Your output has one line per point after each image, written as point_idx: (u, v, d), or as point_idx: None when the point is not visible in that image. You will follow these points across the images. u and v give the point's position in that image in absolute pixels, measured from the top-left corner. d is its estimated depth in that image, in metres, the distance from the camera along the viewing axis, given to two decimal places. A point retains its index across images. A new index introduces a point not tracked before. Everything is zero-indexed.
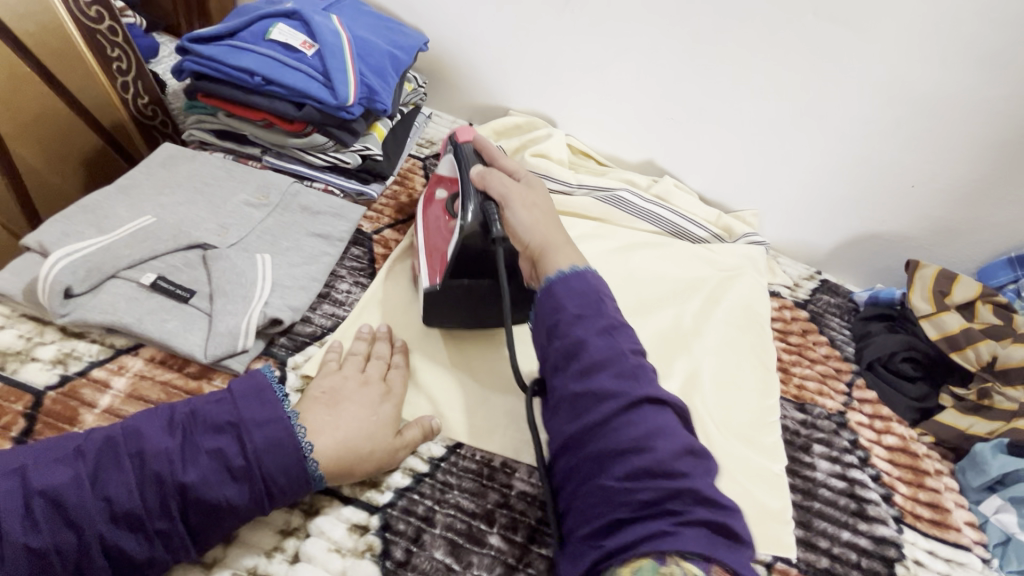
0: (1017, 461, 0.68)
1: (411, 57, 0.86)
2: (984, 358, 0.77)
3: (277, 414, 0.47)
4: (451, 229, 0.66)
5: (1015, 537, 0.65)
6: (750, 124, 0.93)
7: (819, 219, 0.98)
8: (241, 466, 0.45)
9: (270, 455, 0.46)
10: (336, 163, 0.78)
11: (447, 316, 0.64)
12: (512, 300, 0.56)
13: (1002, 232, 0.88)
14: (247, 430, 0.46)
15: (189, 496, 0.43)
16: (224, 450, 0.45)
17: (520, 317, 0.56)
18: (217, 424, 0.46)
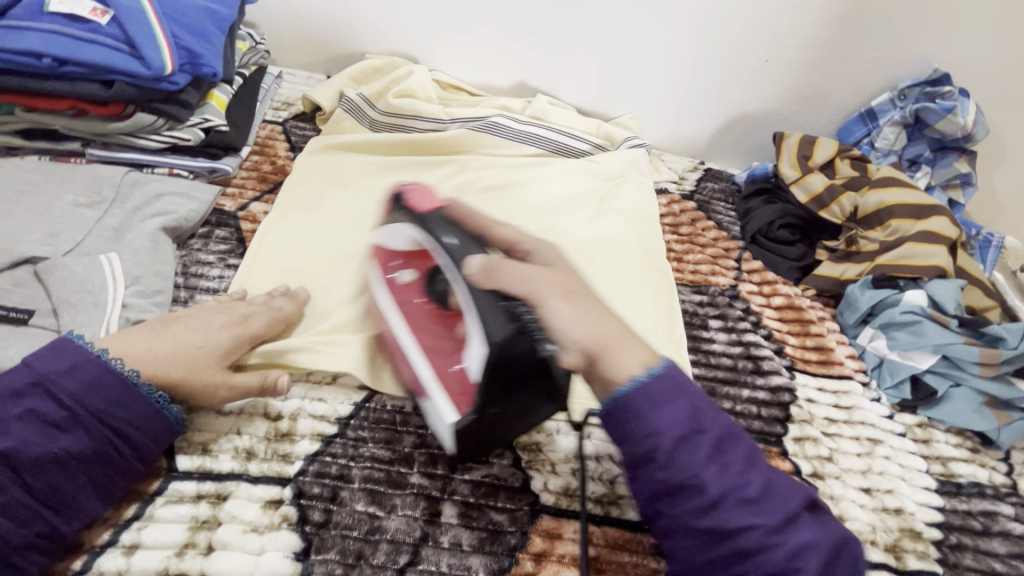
0: (882, 292, 0.75)
1: (233, 9, 0.77)
2: (847, 210, 0.84)
3: (81, 358, 0.46)
4: (407, 283, 0.58)
5: (886, 358, 0.72)
6: (609, 24, 0.91)
7: (694, 111, 1.00)
8: (65, 416, 0.44)
9: (92, 394, 0.45)
10: (176, 142, 0.71)
11: (421, 374, 0.54)
12: (485, 331, 0.46)
13: (852, 91, 0.94)
14: (56, 382, 0.44)
15: (22, 463, 0.41)
16: (37, 409, 0.43)
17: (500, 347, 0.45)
18: (24, 391, 0.43)
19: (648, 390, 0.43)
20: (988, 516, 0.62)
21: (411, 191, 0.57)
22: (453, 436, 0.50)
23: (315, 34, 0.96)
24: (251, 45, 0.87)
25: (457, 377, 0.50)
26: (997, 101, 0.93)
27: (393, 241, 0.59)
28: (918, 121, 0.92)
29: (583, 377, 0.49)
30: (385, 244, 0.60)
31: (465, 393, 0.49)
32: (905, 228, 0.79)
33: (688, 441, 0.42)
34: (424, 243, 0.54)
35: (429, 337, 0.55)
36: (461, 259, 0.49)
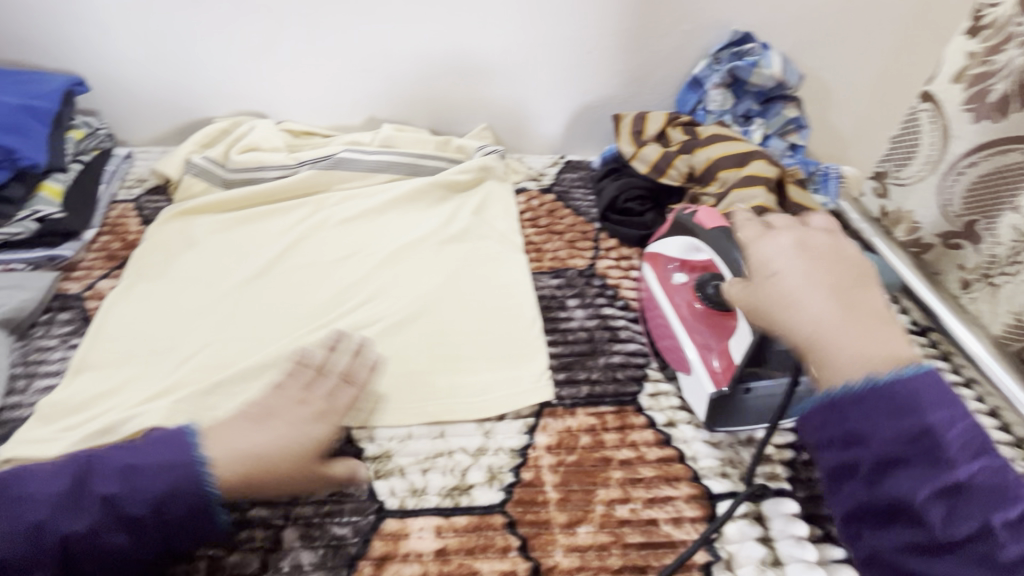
0: None
1: (56, 102, 0.79)
2: (684, 171, 0.89)
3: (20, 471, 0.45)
4: (680, 283, 0.70)
5: None
6: (434, 47, 0.94)
7: (542, 111, 1.05)
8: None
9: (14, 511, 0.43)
10: (7, 239, 0.72)
11: (686, 356, 0.64)
12: None
13: (675, 64, 1.00)
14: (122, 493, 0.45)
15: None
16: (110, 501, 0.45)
17: (766, 335, 0.55)
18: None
19: (889, 389, 0.36)
20: None
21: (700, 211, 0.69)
22: (709, 402, 0.60)
23: (161, 110, 0.98)
24: (89, 131, 0.89)
25: (722, 360, 0.61)
26: (804, 49, 1.00)
27: (674, 248, 0.72)
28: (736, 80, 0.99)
29: (780, 341, 0.56)
30: (665, 249, 0.73)
31: (728, 372, 0.60)
32: (732, 177, 0.84)
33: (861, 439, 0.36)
34: (704, 248, 0.67)
35: (698, 332, 0.65)
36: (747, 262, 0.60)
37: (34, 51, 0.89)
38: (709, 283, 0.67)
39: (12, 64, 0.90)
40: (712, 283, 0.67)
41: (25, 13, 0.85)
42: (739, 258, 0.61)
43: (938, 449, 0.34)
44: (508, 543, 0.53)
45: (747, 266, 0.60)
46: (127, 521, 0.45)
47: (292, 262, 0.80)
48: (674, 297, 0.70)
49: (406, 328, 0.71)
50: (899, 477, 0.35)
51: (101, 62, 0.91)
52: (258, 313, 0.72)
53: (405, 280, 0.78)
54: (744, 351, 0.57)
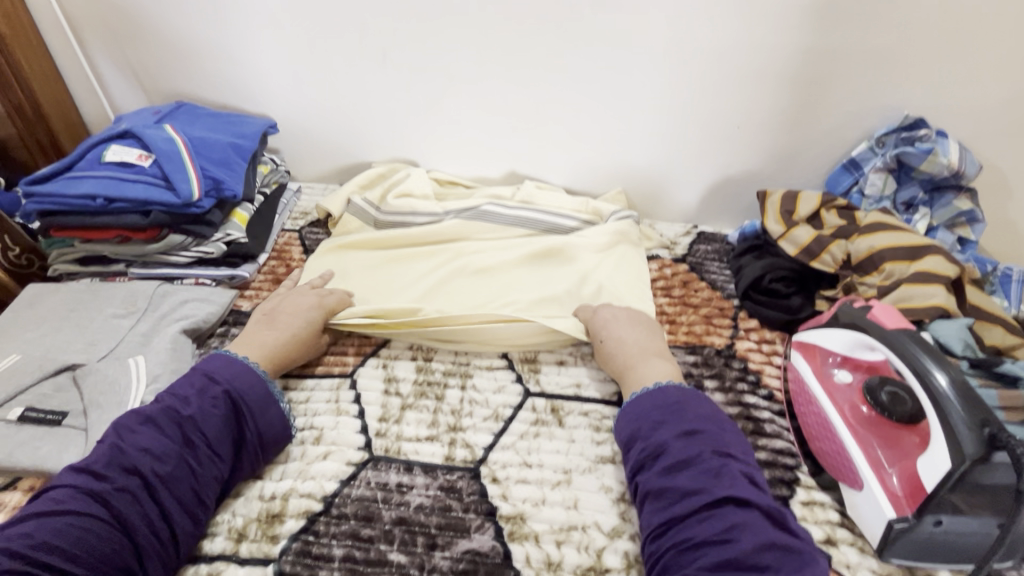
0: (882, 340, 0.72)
1: (256, 142, 0.90)
2: (839, 258, 0.83)
3: (233, 361, 0.61)
4: (844, 383, 0.66)
5: None
6: (582, 113, 0.98)
7: (680, 179, 1.04)
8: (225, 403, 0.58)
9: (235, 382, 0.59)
10: (201, 256, 0.81)
11: (855, 468, 0.59)
12: (957, 439, 0.50)
13: (831, 145, 0.96)
14: (214, 379, 0.59)
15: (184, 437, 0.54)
16: (207, 400, 0.57)
17: (967, 462, 0.49)
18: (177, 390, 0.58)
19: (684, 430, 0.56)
20: None
21: (875, 307, 0.64)
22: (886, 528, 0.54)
23: (328, 153, 1.10)
24: (272, 167, 1.00)
25: (904, 481, 0.55)
26: (984, 138, 0.92)
27: (837, 343, 0.66)
28: (901, 165, 0.93)
29: (989, 470, 0.49)
30: (825, 342, 0.68)
31: (913, 496, 0.53)
32: (900, 270, 0.77)
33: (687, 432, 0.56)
34: (878, 349, 0.61)
35: (870, 442, 0.60)
36: (937, 370, 0.54)
37: (240, 97, 1.03)
38: (881, 389, 0.62)
39: (221, 106, 1.05)
40: (886, 390, 0.62)
41: (241, 65, 1.00)
42: (925, 362, 0.55)
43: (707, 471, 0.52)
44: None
45: (937, 373, 0.54)
46: (219, 407, 0.57)
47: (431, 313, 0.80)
48: (838, 397, 0.65)
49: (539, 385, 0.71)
50: (698, 463, 0.53)
51: (290, 109, 1.04)
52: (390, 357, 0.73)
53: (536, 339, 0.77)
54: (938, 478, 0.51)
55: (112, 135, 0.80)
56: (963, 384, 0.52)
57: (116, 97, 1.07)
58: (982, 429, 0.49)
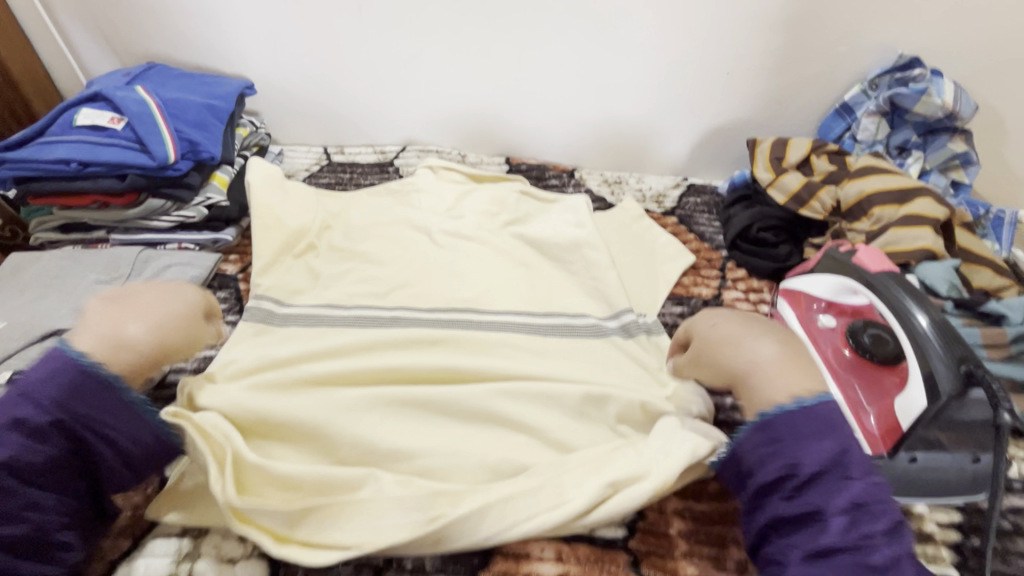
0: None
1: (232, 102, 0.87)
2: (829, 204, 0.82)
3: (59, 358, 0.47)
4: (828, 327, 0.66)
5: None
6: (568, 64, 0.94)
7: (669, 130, 1.02)
8: (47, 421, 0.44)
9: (72, 397, 0.46)
10: (183, 220, 0.80)
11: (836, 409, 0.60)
12: (934, 378, 0.50)
13: (823, 89, 0.93)
14: (36, 391, 0.45)
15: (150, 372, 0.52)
16: (24, 418, 0.44)
17: (943, 401, 0.49)
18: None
19: (808, 414, 0.46)
20: (1018, 514, 0.55)
21: (862, 251, 0.63)
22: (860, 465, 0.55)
23: (310, 114, 1.07)
24: (251, 130, 0.98)
25: (879, 421, 0.56)
26: (982, 76, 0.89)
27: (821, 288, 0.66)
28: (895, 108, 0.90)
29: (964, 407, 0.50)
30: (808, 288, 0.68)
31: (888, 435, 0.54)
32: (889, 214, 0.76)
33: (828, 482, 0.42)
34: (863, 293, 0.61)
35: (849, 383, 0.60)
36: (916, 311, 0.54)
37: (215, 57, 1.00)
38: (863, 332, 0.61)
39: (195, 67, 1.02)
40: (869, 332, 0.61)
41: (213, 22, 0.96)
42: (906, 302, 0.55)
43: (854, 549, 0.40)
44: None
45: (916, 313, 0.54)
46: (44, 433, 0.44)
47: (398, 323, 0.73)
48: (820, 341, 0.65)
49: (524, 339, 0.71)
50: (860, 548, 0.40)
51: (267, 68, 1.01)
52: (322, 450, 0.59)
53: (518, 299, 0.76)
54: (913, 417, 0.51)
55: (81, 98, 0.78)
56: (942, 322, 0.52)
57: (88, 60, 1.03)
58: (958, 365, 0.49)
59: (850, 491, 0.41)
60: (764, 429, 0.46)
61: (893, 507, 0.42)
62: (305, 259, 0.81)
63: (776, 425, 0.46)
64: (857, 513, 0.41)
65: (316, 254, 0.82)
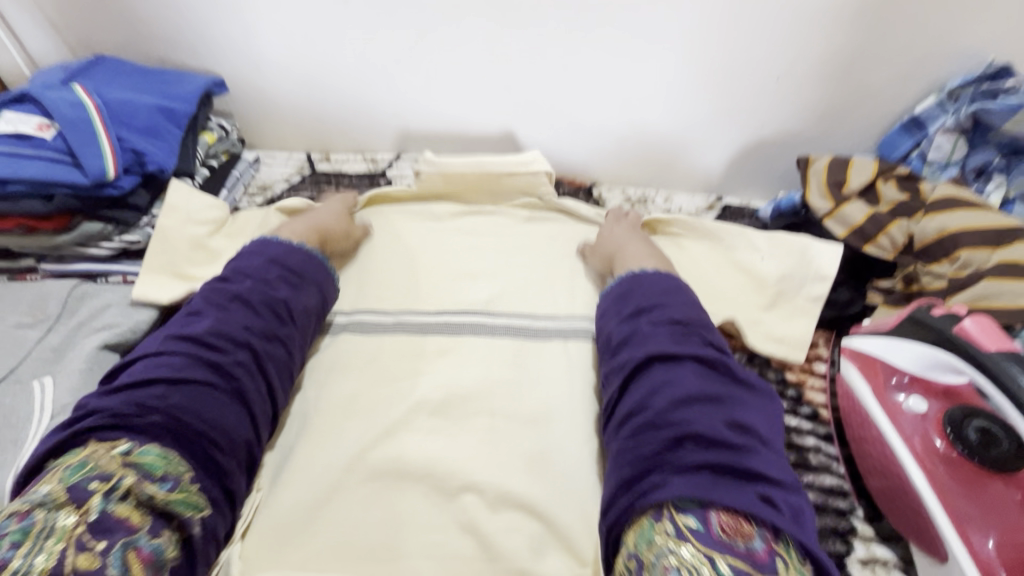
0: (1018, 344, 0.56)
1: (192, 103, 0.74)
2: (899, 241, 0.69)
3: (268, 246, 0.59)
4: (915, 410, 0.53)
5: None
6: (589, 63, 0.81)
7: (703, 143, 0.88)
8: (225, 344, 0.49)
9: (295, 300, 0.56)
10: (127, 247, 0.67)
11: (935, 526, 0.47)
12: None
13: (890, 100, 0.79)
14: (246, 299, 0.53)
15: (244, 334, 0.50)
16: (211, 339, 0.49)
17: None
18: (244, 271, 0.56)
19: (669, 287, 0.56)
20: None
21: (966, 320, 0.50)
22: None
23: (288, 115, 0.93)
24: (221, 135, 0.84)
25: (1005, 554, 0.44)
26: None
27: (907, 361, 0.53)
28: (978, 124, 0.76)
29: None
30: (889, 358, 0.54)
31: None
32: (980, 259, 0.63)
33: (680, 343, 0.50)
34: (969, 376, 0.48)
35: (954, 492, 0.47)
36: None
37: (177, 49, 0.86)
38: (967, 423, 0.49)
39: (157, 60, 0.88)
40: (973, 423, 0.49)
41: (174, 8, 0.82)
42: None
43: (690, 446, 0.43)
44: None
45: None
46: (225, 349, 0.49)
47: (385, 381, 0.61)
48: (906, 430, 0.52)
49: (535, 405, 0.58)
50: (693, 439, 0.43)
51: (237, 63, 0.87)
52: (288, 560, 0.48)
53: (525, 349, 0.63)
54: None
55: (6, 99, 0.65)
56: None
57: (34, 52, 0.89)
58: None
59: (688, 392, 0.46)
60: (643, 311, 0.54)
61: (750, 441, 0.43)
62: None
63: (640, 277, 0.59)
64: (696, 410, 0.44)
65: None
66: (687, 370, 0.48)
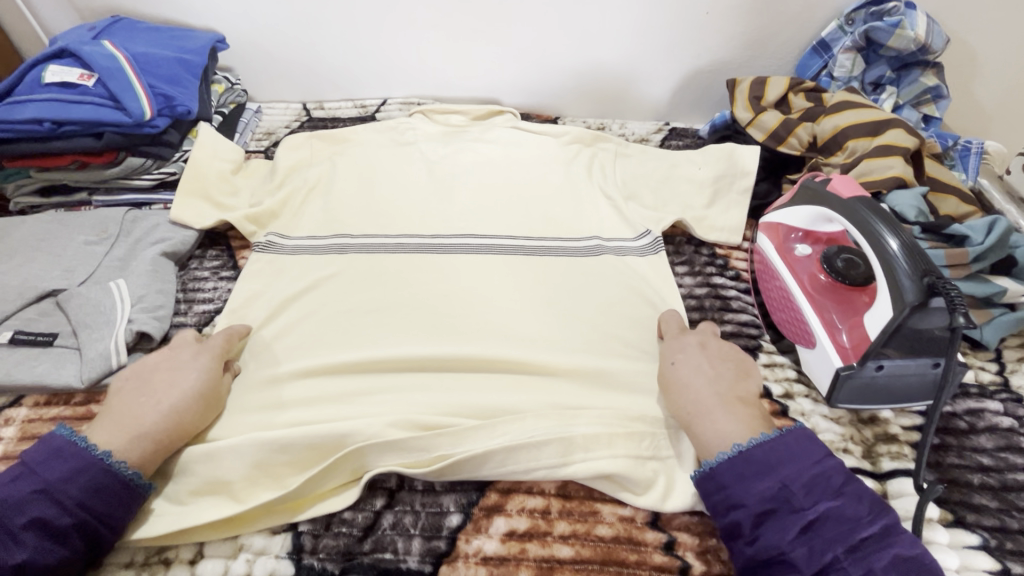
0: (899, 203, 0.71)
1: (205, 56, 0.85)
2: (806, 140, 0.85)
3: (58, 447, 0.47)
4: (805, 256, 0.69)
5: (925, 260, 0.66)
6: (547, 9, 0.93)
7: (652, 74, 1.02)
8: (70, 520, 0.45)
9: (94, 497, 0.46)
10: (165, 178, 0.80)
11: (809, 329, 0.63)
12: (897, 287, 0.53)
13: (802, 26, 0.94)
14: (61, 488, 0.45)
15: (72, 513, 0.45)
16: (45, 517, 0.44)
17: (905, 306, 0.52)
18: (25, 466, 0.46)
19: (777, 440, 0.47)
20: (973, 414, 0.60)
21: (832, 180, 0.66)
22: (832, 376, 0.58)
23: (284, 69, 1.04)
24: (227, 87, 0.98)
25: (853, 338, 0.59)
26: (955, 8, 0.91)
27: (799, 218, 0.69)
28: (871, 43, 0.91)
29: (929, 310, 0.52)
30: (786, 220, 0.71)
31: (860, 349, 0.57)
32: (862, 147, 0.79)
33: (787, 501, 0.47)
34: (833, 218, 0.64)
35: (825, 304, 0.63)
36: (876, 223, 0.58)
37: (180, 8, 0.96)
38: (838, 257, 0.65)
39: (162, 22, 0.98)
40: (841, 258, 0.64)
41: None
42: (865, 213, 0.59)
43: (833, 526, 0.43)
44: (656, 539, 0.50)
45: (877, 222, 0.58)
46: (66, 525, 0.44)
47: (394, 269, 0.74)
48: (797, 269, 0.68)
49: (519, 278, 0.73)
50: (833, 519, 0.43)
51: (235, 18, 0.97)
52: (329, 394, 0.60)
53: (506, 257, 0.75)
54: (877, 326, 0.55)
55: (47, 55, 0.76)
56: (911, 245, 0.54)
57: (49, 21, 0.99)
58: (922, 278, 0.52)
59: (809, 515, 0.43)
60: (749, 463, 0.47)
61: (863, 485, 0.46)
62: (292, 210, 0.80)
63: (738, 469, 0.47)
64: (814, 491, 0.44)
65: (303, 205, 0.81)
66: (800, 464, 0.46)
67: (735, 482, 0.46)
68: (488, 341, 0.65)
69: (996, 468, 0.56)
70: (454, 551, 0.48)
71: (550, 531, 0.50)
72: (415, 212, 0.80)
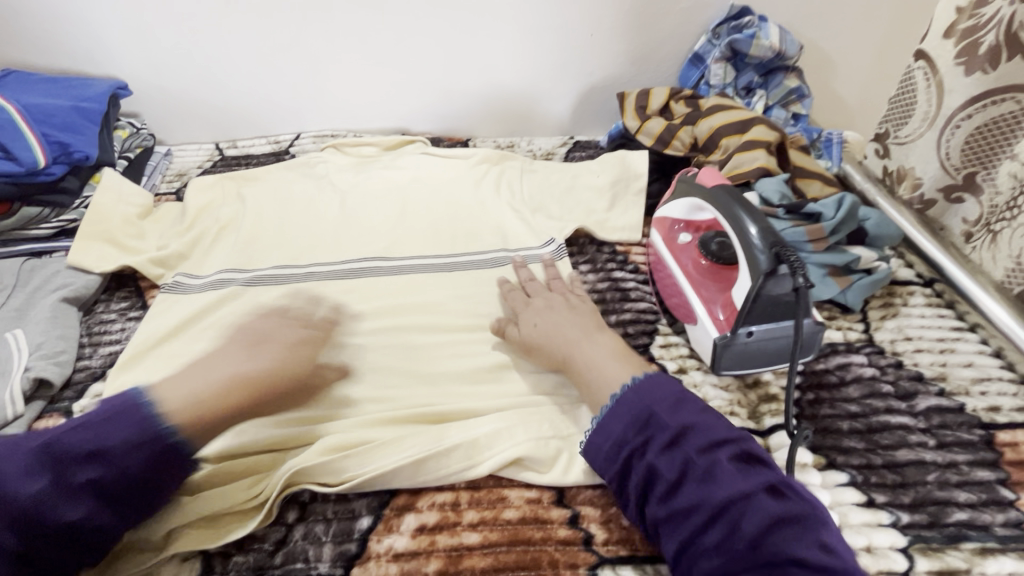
0: (765, 188, 0.79)
1: (104, 102, 0.85)
2: (687, 142, 0.93)
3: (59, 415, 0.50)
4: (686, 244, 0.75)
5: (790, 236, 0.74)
6: (444, 39, 0.99)
7: (551, 93, 1.09)
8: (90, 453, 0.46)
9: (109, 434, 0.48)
10: (65, 226, 0.79)
11: (692, 308, 0.69)
12: (753, 260, 0.59)
13: (677, 42, 1.04)
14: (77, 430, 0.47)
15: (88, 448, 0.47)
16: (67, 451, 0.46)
17: (760, 274, 0.59)
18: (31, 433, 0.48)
19: (645, 398, 0.53)
20: (842, 369, 0.67)
21: (699, 173, 0.74)
22: (711, 347, 0.64)
23: (193, 112, 1.06)
24: (132, 131, 0.99)
25: (727, 311, 0.65)
26: (804, 19, 1.03)
27: (678, 210, 0.75)
28: (736, 53, 1.02)
29: (779, 278, 0.59)
30: (669, 213, 0.77)
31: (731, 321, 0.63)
32: (733, 143, 0.88)
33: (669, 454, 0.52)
34: (703, 207, 0.71)
35: (704, 284, 0.69)
36: (734, 207, 0.64)
37: (78, 59, 0.96)
38: (712, 240, 0.72)
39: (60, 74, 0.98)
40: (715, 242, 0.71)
41: (72, 26, 0.93)
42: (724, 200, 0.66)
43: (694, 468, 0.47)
44: (561, 516, 0.53)
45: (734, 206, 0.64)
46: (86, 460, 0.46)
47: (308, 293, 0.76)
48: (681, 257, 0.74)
49: (430, 290, 0.76)
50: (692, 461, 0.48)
51: (138, 65, 0.98)
52: None
53: (416, 273, 0.78)
54: (742, 297, 0.61)
55: None
56: (763, 223, 0.61)
57: None
58: (772, 249, 0.59)
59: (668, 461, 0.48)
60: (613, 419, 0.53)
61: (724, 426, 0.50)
62: (202, 246, 0.81)
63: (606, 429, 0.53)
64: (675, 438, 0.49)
65: (214, 240, 0.82)
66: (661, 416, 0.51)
67: (604, 439, 0.52)
68: (399, 352, 0.67)
69: (862, 414, 0.63)
70: (366, 552, 0.50)
71: (460, 521, 0.52)
72: (327, 238, 0.82)
